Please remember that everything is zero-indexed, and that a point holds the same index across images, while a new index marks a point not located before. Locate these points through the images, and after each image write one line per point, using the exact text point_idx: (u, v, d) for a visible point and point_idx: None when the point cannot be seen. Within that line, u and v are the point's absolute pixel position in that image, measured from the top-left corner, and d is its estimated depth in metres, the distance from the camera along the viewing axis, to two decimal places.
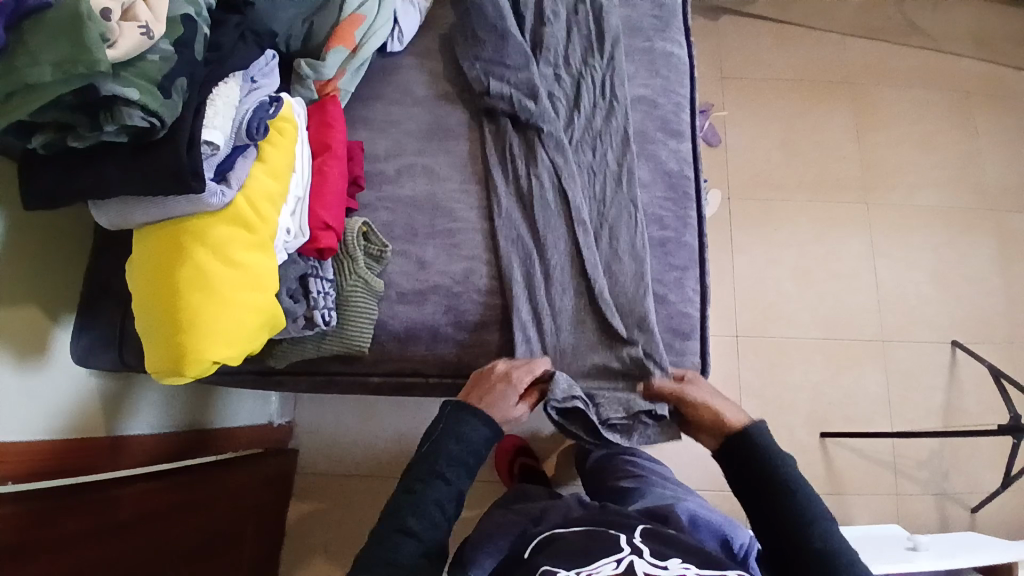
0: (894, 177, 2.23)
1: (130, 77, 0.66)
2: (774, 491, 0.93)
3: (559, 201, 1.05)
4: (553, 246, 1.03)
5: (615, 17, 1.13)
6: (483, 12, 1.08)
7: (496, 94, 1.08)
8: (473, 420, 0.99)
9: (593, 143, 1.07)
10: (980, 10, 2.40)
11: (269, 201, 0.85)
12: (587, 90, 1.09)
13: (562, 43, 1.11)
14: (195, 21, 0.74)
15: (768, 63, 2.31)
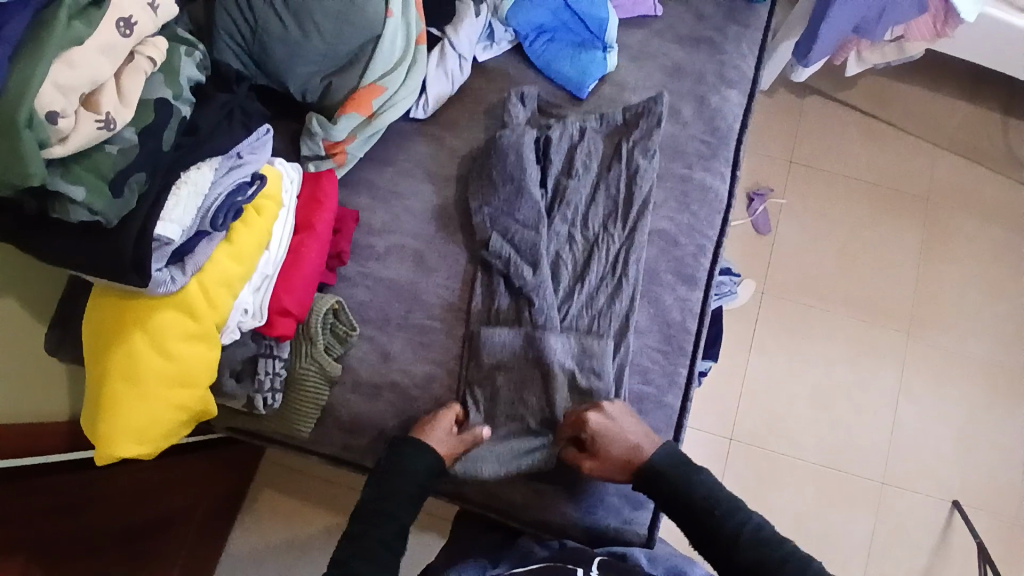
0: (948, 315, 1.89)
1: (80, 173, 0.63)
2: (730, 542, 0.85)
3: (539, 395, 0.93)
4: (518, 440, 0.92)
5: (652, 184, 1.00)
6: (505, 159, 0.99)
7: (494, 251, 0.98)
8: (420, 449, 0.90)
9: (591, 325, 0.95)
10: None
11: (224, 286, 0.81)
12: (596, 261, 0.97)
13: (584, 204, 1.00)
14: (172, 103, 0.70)
15: (841, 155, 2.02)
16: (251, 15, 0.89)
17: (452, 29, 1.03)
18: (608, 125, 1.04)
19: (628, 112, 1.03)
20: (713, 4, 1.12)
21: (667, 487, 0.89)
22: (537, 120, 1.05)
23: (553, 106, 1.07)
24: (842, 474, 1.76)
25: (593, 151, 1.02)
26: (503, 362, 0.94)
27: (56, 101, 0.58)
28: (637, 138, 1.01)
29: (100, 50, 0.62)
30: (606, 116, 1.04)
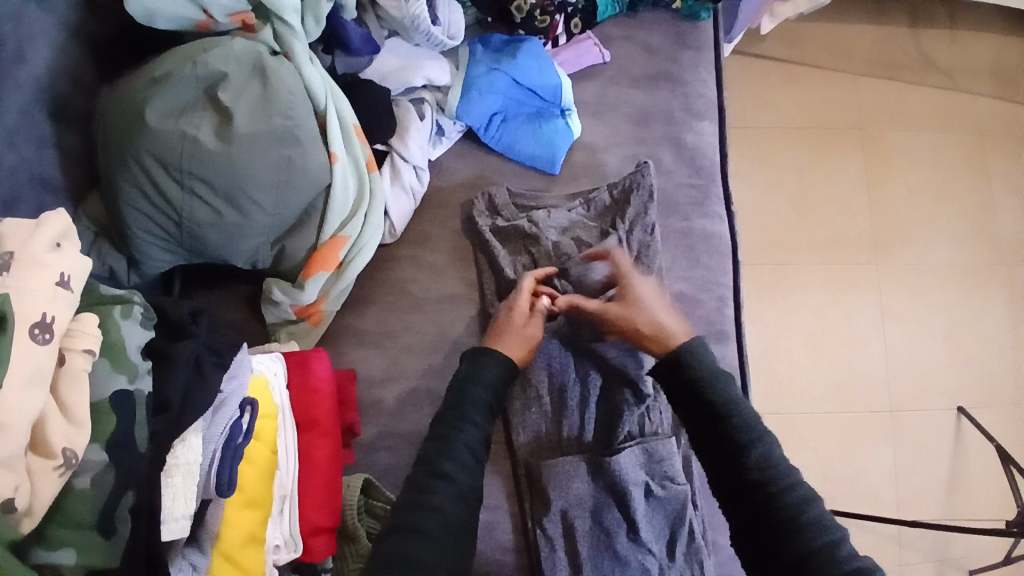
0: (907, 234, 1.90)
1: (61, 533, 0.51)
2: (765, 498, 0.74)
3: (620, 518, 0.87)
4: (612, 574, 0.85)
5: (661, 257, 0.95)
6: (502, 260, 0.94)
7: (530, 365, 0.91)
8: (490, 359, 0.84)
9: (644, 420, 0.90)
10: (1003, 43, 2.06)
11: (250, 543, 0.69)
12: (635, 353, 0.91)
13: (583, 298, 0.93)
14: (132, 390, 0.55)
15: (771, 105, 1.96)
16: (167, 208, 0.71)
17: (398, 140, 0.90)
18: (589, 213, 0.96)
19: (614, 190, 0.96)
20: (661, 33, 1.03)
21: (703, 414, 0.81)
22: (519, 228, 0.94)
23: (533, 200, 0.96)
24: (855, 415, 1.77)
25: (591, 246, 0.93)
26: (573, 494, 0.87)
27: (3, 484, 0.45)
28: (627, 223, 0.94)
29: (22, 384, 0.46)
30: (592, 199, 0.96)
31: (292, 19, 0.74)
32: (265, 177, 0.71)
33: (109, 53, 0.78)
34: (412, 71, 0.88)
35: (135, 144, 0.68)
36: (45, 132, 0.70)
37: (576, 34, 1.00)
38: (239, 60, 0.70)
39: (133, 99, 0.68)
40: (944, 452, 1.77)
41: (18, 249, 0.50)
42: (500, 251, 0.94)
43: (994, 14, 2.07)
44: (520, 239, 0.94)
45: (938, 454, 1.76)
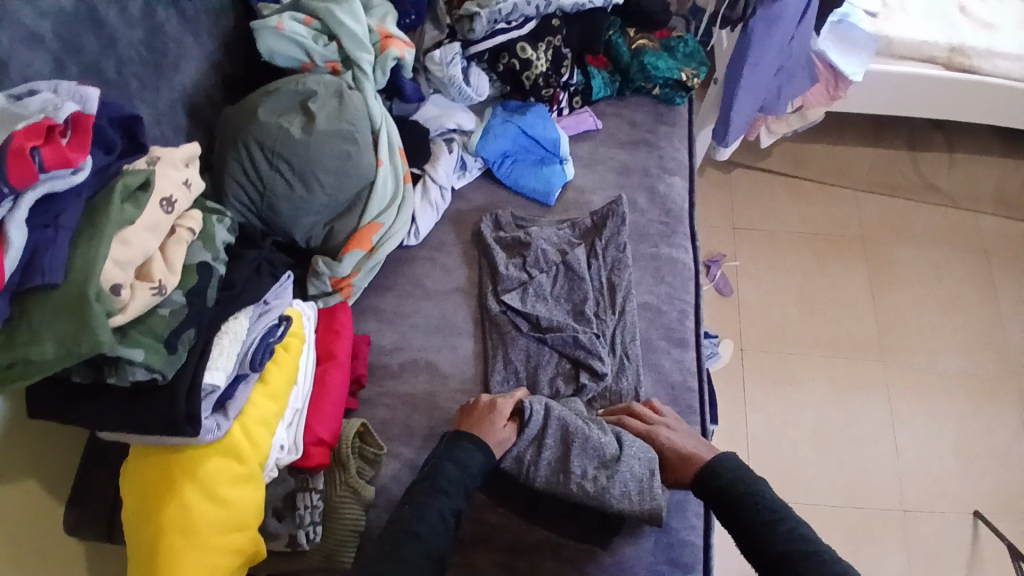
0: (913, 336, 1.93)
1: (137, 335, 0.69)
2: (763, 526, 0.86)
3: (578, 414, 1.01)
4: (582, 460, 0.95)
5: (631, 272, 1.14)
6: (499, 263, 1.15)
7: (514, 346, 1.09)
8: (470, 446, 0.93)
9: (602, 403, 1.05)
10: (1006, 169, 2.20)
11: (263, 425, 0.86)
12: (602, 344, 1.08)
13: (562, 296, 1.13)
14: (211, 265, 0.78)
15: (776, 214, 2.11)
16: (256, 181, 0.99)
17: (430, 166, 1.19)
18: (575, 232, 1.19)
19: (594, 217, 1.19)
20: (643, 112, 1.32)
21: (711, 490, 0.93)
22: (518, 239, 1.17)
23: (532, 220, 1.20)
24: (866, 510, 1.71)
25: (572, 255, 1.14)
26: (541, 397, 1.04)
27: (117, 274, 0.65)
28: (601, 240, 1.16)
29: (149, 224, 0.70)
30: (577, 223, 1.19)
31: (367, 67, 1.06)
32: (328, 164, 1.00)
33: (234, 86, 1.15)
34: (447, 117, 1.20)
35: (246, 133, 0.98)
36: (182, 122, 1.03)
37: (576, 108, 1.31)
38: (327, 85, 1.02)
39: (251, 104, 1.00)
40: (962, 563, 1.65)
41: (166, 155, 0.76)
42: (502, 259, 1.15)
43: (991, 147, 2.23)
44: (516, 248, 1.17)
45: (954, 562, 1.65)
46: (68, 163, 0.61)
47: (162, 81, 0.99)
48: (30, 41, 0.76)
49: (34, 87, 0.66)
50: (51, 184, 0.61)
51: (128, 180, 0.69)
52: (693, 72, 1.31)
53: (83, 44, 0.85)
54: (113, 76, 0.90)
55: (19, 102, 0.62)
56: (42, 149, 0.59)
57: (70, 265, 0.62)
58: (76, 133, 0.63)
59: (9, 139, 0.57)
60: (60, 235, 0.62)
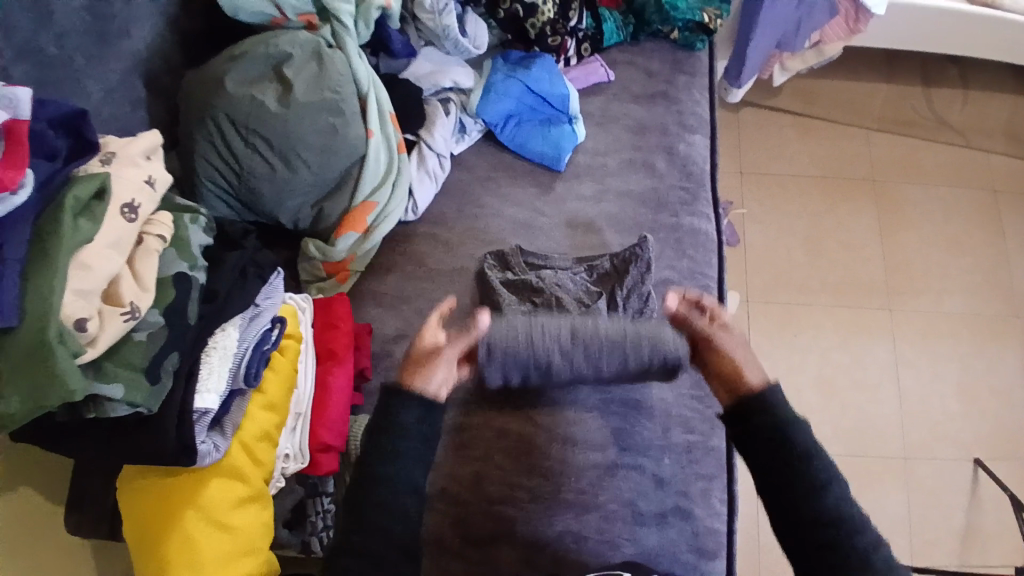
0: (921, 279, 1.76)
1: (114, 369, 0.61)
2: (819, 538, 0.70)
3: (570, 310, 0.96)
4: (566, 347, 0.90)
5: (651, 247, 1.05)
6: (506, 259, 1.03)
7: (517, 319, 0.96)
8: (412, 403, 0.77)
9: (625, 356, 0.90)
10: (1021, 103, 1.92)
11: (264, 440, 0.80)
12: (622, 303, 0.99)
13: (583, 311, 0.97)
14: (189, 275, 0.69)
15: (786, 155, 1.88)
16: (232, 162, 0.87)
17: (426, 131, 1.06)
18: (595, 274, 1.02)
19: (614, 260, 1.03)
20: (658, 59, 1.19)
21: (755, 432, 0.77)
22: (532, 286, 1.00)
23: (546, 261, 1.03)
24: (869, 455, 1.60)
25: (593, 308, 0.96)
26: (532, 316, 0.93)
27: (81, 307, 0.58)
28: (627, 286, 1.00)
29: (109, 242, 0.61)
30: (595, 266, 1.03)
31: (348, 21, 0.91)
32: (312, 140, 0.87)
33: (195, 46, 1.00)
34: (441, 75, 1.07)
35: (214, 105, 0.85)
36: (139, 96, 0.91)
37: (585, 56, 1.17)
38: (303, 46, 0.87)
39: (216, 71, 0.86)
40: (962, 504, 1.56)
41: (120, 151, 0.67)
42: (515, 301, 0.97)
43: None
44: (530, 304, 0.98)
45: (953, 504, 1.56)
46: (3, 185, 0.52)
47: (110, 51, 0.85)
48: None
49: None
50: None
51: (79, 192, 0.59)
52: (715, 13, 1.18)
53: (10, 20, 0.71)
54: (55, 54, 0.77)
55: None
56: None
57: (24, 305, 0.55)
58: (8, 145, 0.54)
59: None
60: (6, 269, 0.54)
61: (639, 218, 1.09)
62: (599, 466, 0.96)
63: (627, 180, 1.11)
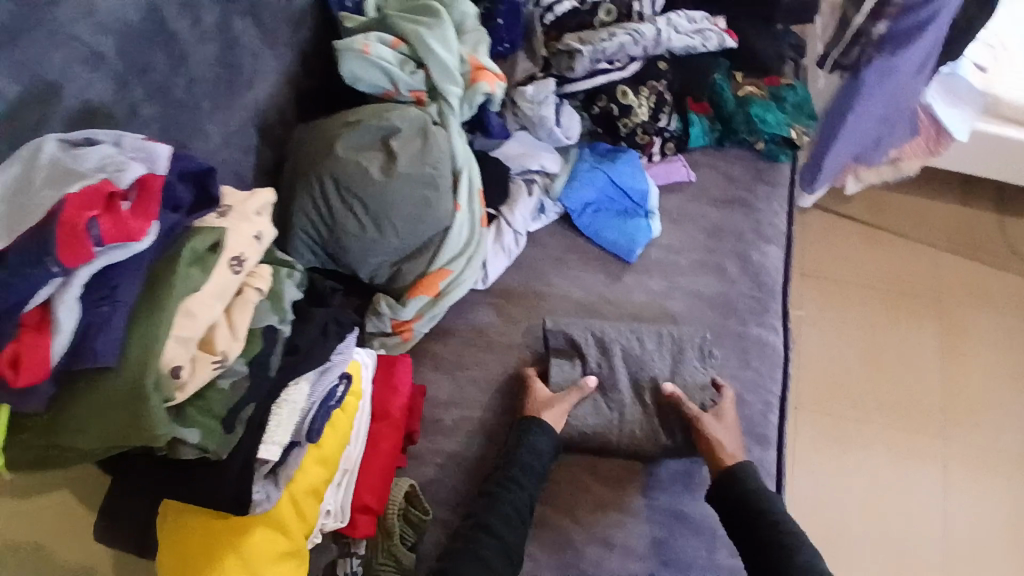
0: (982, 416, 1.61)
1: (194, 414, 0.63)
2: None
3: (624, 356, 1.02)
4: (624, 367, 1.02)
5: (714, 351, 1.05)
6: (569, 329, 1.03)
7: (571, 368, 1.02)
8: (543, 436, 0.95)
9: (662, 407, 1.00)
10: None
11: (313, 495, 0.81)
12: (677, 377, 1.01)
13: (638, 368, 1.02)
14: (277, 328, 0.72)
15: (847, 263, 1.79)
16: (326, 218, 0.92)
17: (507, 208, 1.10)
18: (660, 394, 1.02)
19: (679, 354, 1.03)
20: (741, 166, 1.21)
21: (737, 497, 0.90)
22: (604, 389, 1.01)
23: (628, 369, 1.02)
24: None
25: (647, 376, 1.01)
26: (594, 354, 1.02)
27: (178, 354, 0.59)
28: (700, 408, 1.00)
29: (215, 291, 0.63)
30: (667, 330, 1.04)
31: (454, 102, 0.98)
32: (404, 208, 0.92)
33: (308, 101, 1.07)
34: (530, 157, 1.11)
35: (321, 164, 0.91)
36: (251, 142, 0.95)
37: (668, 154, 1.20)
38: (411, 122, 0.93)
39: (329, 135, 0.92)
40: None
41: (238, 206, 0.70)
42: (568, 398, 0.98)
43: None
44: (596, 414, 0.99)
45: None
46: (128, 235, 0.53)
47: (234, 98, 0.90)
48: (87, 60, 0.67)
49: (95, 135, 0.58)
50: (107, 257, 0.53)
51: (197, 243, 0.62)
52: (804, 129, 1.20)
53: (152, 65, 0.75)
54: (183, 98, 0.81)
55: (78, 154, 0.54)
56: (100, 218, 0.51)
57: (127, 347, 0.56)
58: (140, 195, 0.55)
59: (61, 206, 0.50)
60: (116, 312, 0.55)
61: (705, 321, 1.08)
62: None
63: (698, 281, 1.11)
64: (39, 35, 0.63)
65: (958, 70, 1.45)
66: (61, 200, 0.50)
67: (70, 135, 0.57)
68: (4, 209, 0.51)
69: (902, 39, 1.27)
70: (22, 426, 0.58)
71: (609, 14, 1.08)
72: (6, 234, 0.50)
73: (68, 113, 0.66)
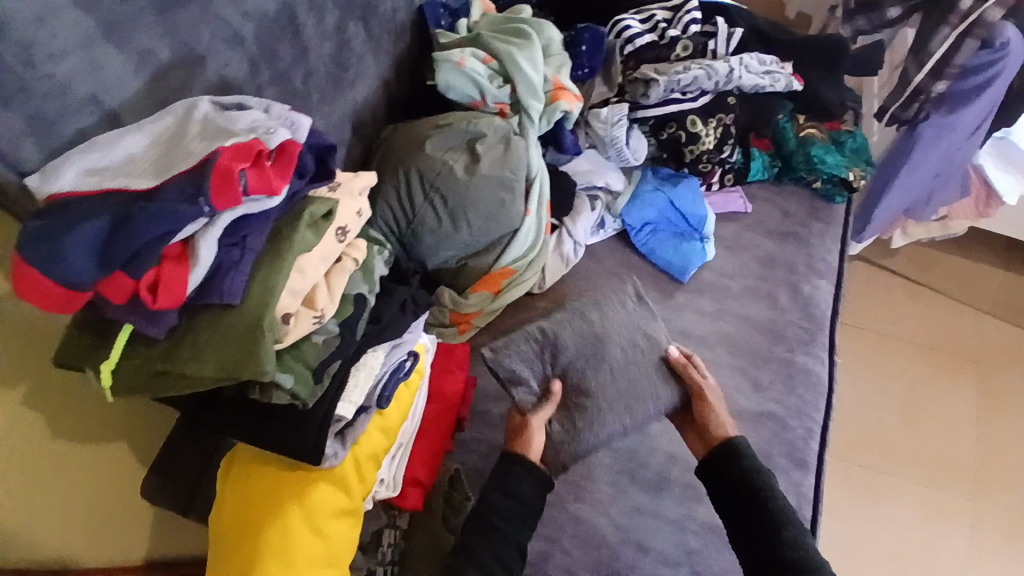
0: (1018, 480, 1.57)
1: (290, 362, 0.70)
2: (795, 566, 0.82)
3: (571, 345, 1.02)
4: (581, 360, 1.01)
5: (755, 373, 1.09)
6: (518, 342, 1.01)
7: (524, 376, 1.00)
8: (522, 471, 0.91)
9: (629, 396, 1.00)
10: None
11: (372, 461, 0.86)
12: (633, 358, 1.02)
13: (591, 361, 1.01)
14: (365, 297, 0.79)
15: (891, 315, 1.78)
16: (407, 210, 0.99)
17: (570, 219, 1.15)
18: None
19: (631, 337, 1.03)
20: (796, 203, 1.26)
21: (729, 474, 0.91)
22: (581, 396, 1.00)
23: (610, 369, 1.01)
24: None
25: (606, 358, 1.01)
26: (546, 352, 1.02)
27: (290, 304, 0.67)
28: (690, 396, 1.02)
29: (322, 255, 0.71)
30: (627, 317, 1.06)
31: (535, 116, 1.05)
32: (481, 207, 0.99)
33: (397, 104, 1.16)
34: (597, 175, 1.17)
35: (411, 160, 0.99)
36: (345, 134, 1.04)
37: (727, 185, 1.26)
38: (496, 130, 1.01)
39: (419, 135, 1.01)
40: None
41: (345, 184, 0.77)
42: (545, 412, 0.98)
43: None
44: (576, 422, 0.99)
45: None
46: (269, 189, 0.61)
47: (338, 92, 0.99)
48: (230, 41, 0.76)
49: (245, 102, 0.66)
50: (246, 207, 0.60)
51: (315, 209, 0.69)
52: (860, 172, 1.25)
53: (279, 53, 0.84)
54: (299, 87, 0.90)
55: (231, 115, 0.61)
56: (248, 171, 0.59)
57: (249, 289, 0.64)
58: (279, 157, 0.63)
59: (217, 155, 0.57)
60: (245, 257, 0.63)
61: (752, 344, 1.11)
62: None
63: (748, 306, 1.15)
64: (196, 12, 0.71)
65: (1010, 135, 1.48)
66: (215, 150, 0.57)
67: (222, 100, 0.65)
68: (160, 154, 0.59)
69: (960, 99, 1.28)
70: (134, 352, 0.64)
71: (686, 49, 1.16)
72: (157, 175, 0.57)
73: (207, 84, 0.74)
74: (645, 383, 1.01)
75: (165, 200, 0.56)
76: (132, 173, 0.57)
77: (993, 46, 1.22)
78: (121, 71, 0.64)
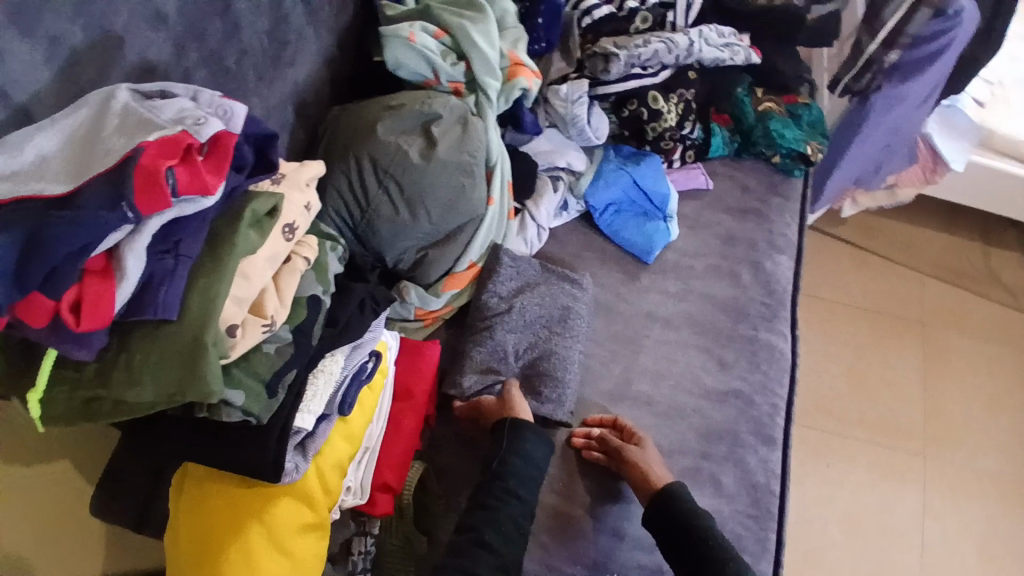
0: (958, 435, 1.65)
1: (240, 376, 0.64)
2: None
3: (503, 326, 1.02)
4: (518, 331, 1.03)
5: (721, 353, 1.09)
6: (469, 357, 1.01)
7: (488, 377, 1.00)
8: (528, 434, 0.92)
9: (568, 325, 1.04)
10: None
11: (337, 469, 0.81)
12: (551, 303, 1.05)
13: (524, 325, 1.04)
14: (320, 298, 0.73)
15: (841, 284, 1.84)
16: (360, 199, 0.92)
17: (533, 203, 1.11)
18: (667, 398, 1.04)
19: (547, 285, 1.07)
20: (756, 178, 1.26)
21: (670, 514, 0.89)
22: (537, 362, 1.02)
23: (537, 317, 1.04)
24: None
25: (528, 308, 1.04)
26: (495, 348, 1.01)
27: (235, 314, 0.61)
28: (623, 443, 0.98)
29: (268, 256, 0.64)
30: (542, 269, 1.09)
31: (493, 95, 1.00)
32: (440, 194, 0.93)
33: (343, 84, 1.08)
34: (558, 155, 1.13)
35: (360, 145, 0.92)
36: (289, 119, 0.96)
37: (688, 162, 1.24)
38: (452, 110, 0.95)
39: (369, 118, 0.94)
40: None
41: (290, 175, 0.71)
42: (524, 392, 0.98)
43: None
44: (554, 381, 1.00)
45: None
46: (203, 188, 0.54)
47: (278, 73, 0.91)
48: (151, 19, 0.67)
49: (170, 89, 0.59)
50: (179, 209, 0.53)
51: (257, 206, 0.63)
52: (818, 146, 1.25)
53: (208, 31, 0.76)
54: (233, 68, 0.81)
55: (153, 105, 0.55)
56: (176, 168, 0.52)
57: (186, 301, 0.57)
58: (213, 152, 0.56)
59: (139, 151, 0.50)
60: (180, 266, 0.56)
61: (717, 324, 1.11)
62: (644, 568, 0.94)
63: (710, 285, 1.14)
64: None
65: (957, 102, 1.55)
66: (138, 146, 0.50)
67: (143, 86, 0.57)
68: (76, 153, 0.51)
69: (911, 70, 1.28)
70: (61, 379, 0.57)
71: (644, 22, 1.13)
72: (73, 178, 0.49)
73: (127, 69, 0.66)
74: (568, 306, 1.05)
75: (84, 208, 0.48)
76: (45, 178, 0.49)
77: (946, 15, 1.21)
78: (28, 58, 0.56)
